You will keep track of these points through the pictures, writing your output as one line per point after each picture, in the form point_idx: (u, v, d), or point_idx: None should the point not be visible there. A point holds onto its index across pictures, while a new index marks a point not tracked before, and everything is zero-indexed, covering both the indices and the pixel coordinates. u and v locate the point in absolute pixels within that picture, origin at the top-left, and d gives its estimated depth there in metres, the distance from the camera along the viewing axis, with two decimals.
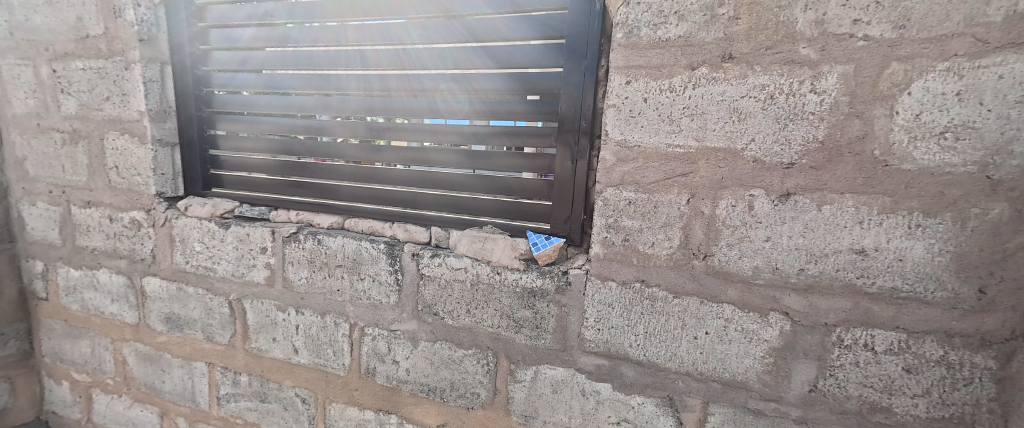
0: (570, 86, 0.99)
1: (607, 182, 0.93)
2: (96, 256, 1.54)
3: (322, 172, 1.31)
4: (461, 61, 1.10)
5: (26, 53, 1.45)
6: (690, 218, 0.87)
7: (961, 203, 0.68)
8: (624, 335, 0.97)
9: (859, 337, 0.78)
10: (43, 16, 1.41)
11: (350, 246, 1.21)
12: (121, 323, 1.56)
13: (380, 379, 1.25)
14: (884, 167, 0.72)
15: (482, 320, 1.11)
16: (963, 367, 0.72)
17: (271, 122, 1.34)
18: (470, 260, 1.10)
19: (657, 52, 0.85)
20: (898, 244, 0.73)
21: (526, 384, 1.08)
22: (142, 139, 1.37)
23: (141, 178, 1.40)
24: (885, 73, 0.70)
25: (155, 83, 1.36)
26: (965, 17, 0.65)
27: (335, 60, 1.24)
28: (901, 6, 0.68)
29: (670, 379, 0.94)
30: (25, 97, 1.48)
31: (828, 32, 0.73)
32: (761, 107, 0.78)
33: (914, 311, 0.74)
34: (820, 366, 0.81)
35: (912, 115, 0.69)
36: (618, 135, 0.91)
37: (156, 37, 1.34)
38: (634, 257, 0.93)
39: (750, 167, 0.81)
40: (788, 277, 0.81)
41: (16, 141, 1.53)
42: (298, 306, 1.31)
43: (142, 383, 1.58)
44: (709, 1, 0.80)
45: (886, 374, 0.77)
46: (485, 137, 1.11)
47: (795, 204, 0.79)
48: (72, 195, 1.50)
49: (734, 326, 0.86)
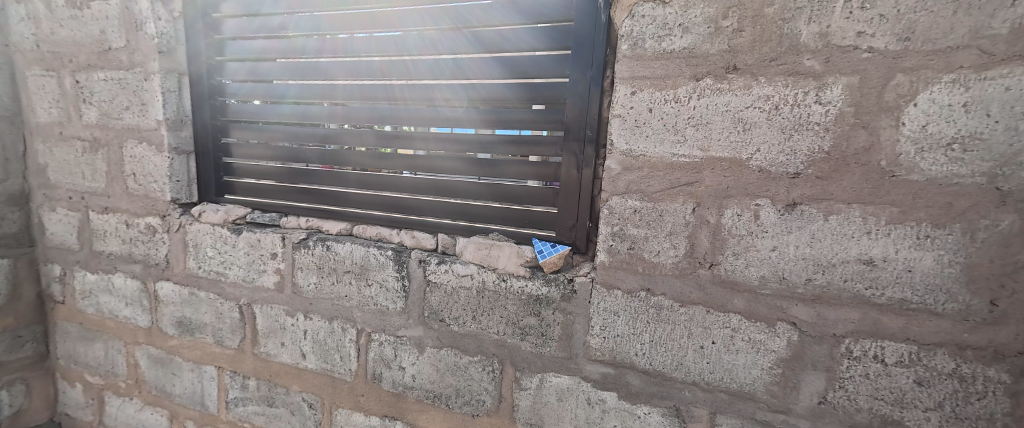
0: (576, 95, 1.00)
1: (612, 191, 0.94)
2: (112, 261, 1.57)
3: (330, 179, 1.33)
4: (468, 71, 1.12)
5: (51, 65, 1.51)
6: (695, 228, 0.87)
7: (970, 214, 0.68)
8: (630, 344, 0.96)
9: (868, 349, 0.77)
10: (68, 30, 1.46)
11: (358, 252, 1.23)
12: (135, 327, 1.59)
13: (387, 384, 1.26)
14: (891, 178, 0.72)
15: (488, 327, 1.12)
16: (975, 381, 0.71)
17: (282, 130, 1.37)
18: (476, 267, 1.11)
19: (662, 64, 0.86)
20: (907, 255, 0.72)
21: (531, 392, 1.09)
22: (158, 147, 1.41)
23: (157, 185, 1.44)
24: (890, 84, 0.70)
25: (173, 93, 1.40)
26: (971, 29, 0.65)
27: (344, 70, 1.26)
28: (905, 19, 0.68)
29: (676, 389, 0.94)
30: (49, 107, 1.53)
31: (832, 43, 0.73)
32: (766, 118, 0.79)
33: (923, 323, 0.73)
34: (828, 377, 0.81)
35: (919, 126, 0.69)
36: (623, 144, 0.92)
37: (175, 49, 1.39)
38: (640, 266, 0.94)
39: (755, 177, 0.81)
40: (795, 287, 0.81)
41: (39, 149, 1.59)
42: (306, 311, 1.33)
43: (153, 386, 1.61)
44: (713, 13, 0.81)
45: (897, 386, 0.76)
46: (492, 145, 1.13)
47: (802, 214, 0.79)
48: (91, 201, 1.55)
49: (740, 335, 0.86)
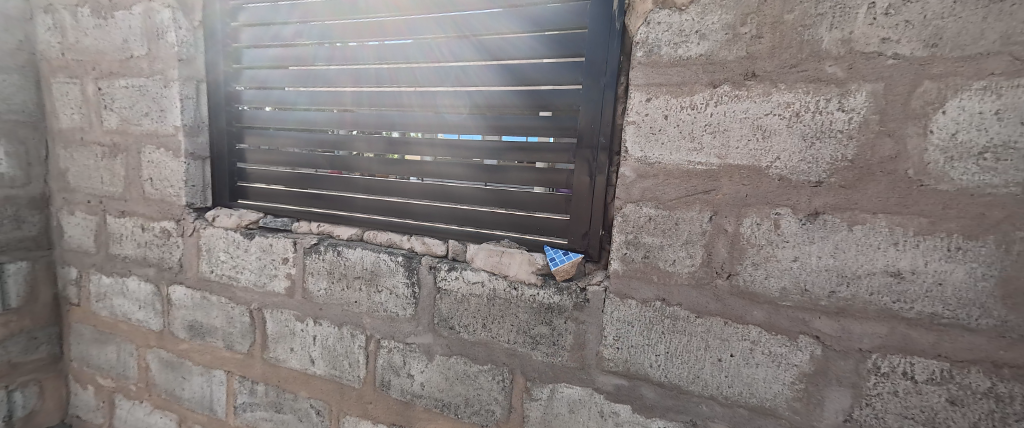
0: (588, 103, 0.99)
1: (627, 198, 0.93)
2: (126, 264, 1.59)
3: (339, 185, 1.34)
4: (477, 78, 1.12)
5: (75, 72, 1.55)
6: (712, 236, 0.86)
7: (1005, 226, 0.65)
8: (644, 355, 0.94)
9: (897, 365, 0.74)
10: (93, 38, 1.49)
11: (369, 258, 1.22)
12: (147, 330, 1.60)
13: (395, 392, 1.25)
14: (918, 187, 0.70)
15: (499, 335, 1.10)
16: (1013, 401, 0.67)
17: (292, 136, 1.38)
18: (487, 274, 1.09)
19: (678, 71, 0.85)
20: (937, 268, 0.70)
21: (542, 402, 1.06)
22: (175, 153, 1.43)
23: (173, 190, 1.46)
24: (917, 91, 0.68)
25: (191, 100, 1.42)
26: (1002, 35, 0.63)
27: (354, 77, 1.28)
28: (932, 25, 0.67)
29: (694, 403, 0.91)
30: (71, 113, 1.57)
31: (856, 50, 0.72)
32: (786, 125, 0.77)
33: (956, 339, 0.70)
34: (855, 394, 0.78)
35: (948, 134, 0.67)
36: (638, 151, 0.90)
37: (194, 57, 1.41)
38: (655, 275, 0.92)
39: (776, 185, 0.79)
40: (818, 300, 0.79)
41: (60, 154, 1.62)
42: (316, 317, 1.33)
43: (163, 389, 1.61)
44: (731, 20, 0.80)
45: (928, 405, 0.73)
46: (501, 152, 1.12)
47: (825, 224, 0.76)
48: (109, 205, 1.57)
49: (761, 349, 0.84)
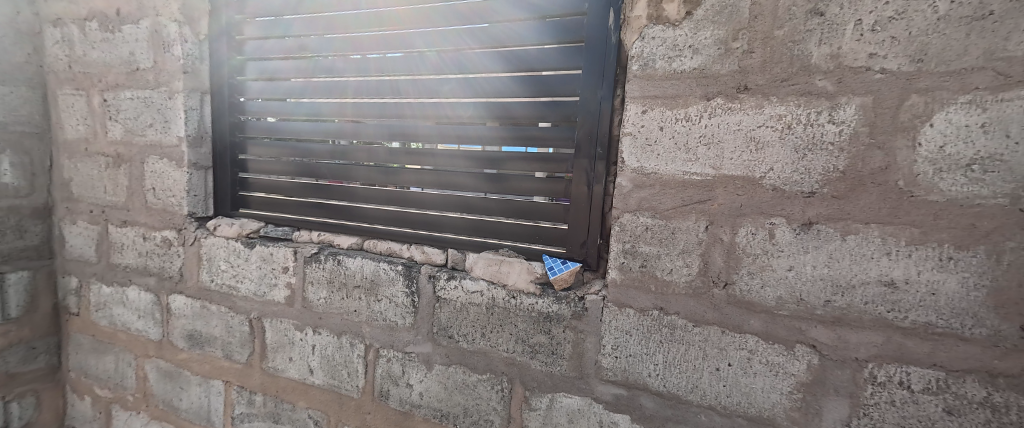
0: (587, 114, 1.01)
1: (623, 208, 0.94)
2: (127, 273, 1.59)
3: (340, 193, 1.35)
4: (478, 89, 1.14)
5: (82, 84, 1.57)
6: (709, 246, 0.87)
7: (995, 236, 0.66)
8: (642, 364, 0.95)
9: (893, 374, 0.74)
10: (100, 52, 1.52)
11: (369, 267, 1.23)
12: (146, 339, 1.60)
13: (394, 402, 1.25)
14: (909, 198, 0.71)
15: (498, 344, 1.10)
16: (1010, 411, 0.67)
17: (293, 146, 1.40)
18: (486, 283, 1.10)
19: (673, 83, 0.87)
20: (929, 277, 0.71)
21: (541, 412, 1.06)
22: (178, 163, 1.45)
23: (175, 199, 1.47)
24: (905, 104, 0.70)
25: (195, 111, 1.44)
26: (985, 51, 0.65)
27: (356, 88, 1.30)
28: (918, 41, 0.68)
29: (691, 412, 0.91)
30: (77, 124, 1.59)
31: (845, 64, 0.73)
32: (778, 137, 0.79)
33: (951, 348, 0.70)
34: (852, 404, 0.78)
35: (936, 146, 0.68)
36: (634, 162, 0.92)
37: (199, 69, 1.44)
38: (653, 284, 0.93)
39: (770, 195, 0.81)
40: (813, 309, 0.79)
41: (65, 165, 1.64)
42: (315, 326, 1.33)
43: (160, 400, 1.61)
44: (723, 35, 0.82)
45: (926, 414, 0.73)
46: (501, 162, 1.13)
47: (818, 234, 0.78)
48: (111, 214, 1.58)
49: (758, 358, 0.84)
